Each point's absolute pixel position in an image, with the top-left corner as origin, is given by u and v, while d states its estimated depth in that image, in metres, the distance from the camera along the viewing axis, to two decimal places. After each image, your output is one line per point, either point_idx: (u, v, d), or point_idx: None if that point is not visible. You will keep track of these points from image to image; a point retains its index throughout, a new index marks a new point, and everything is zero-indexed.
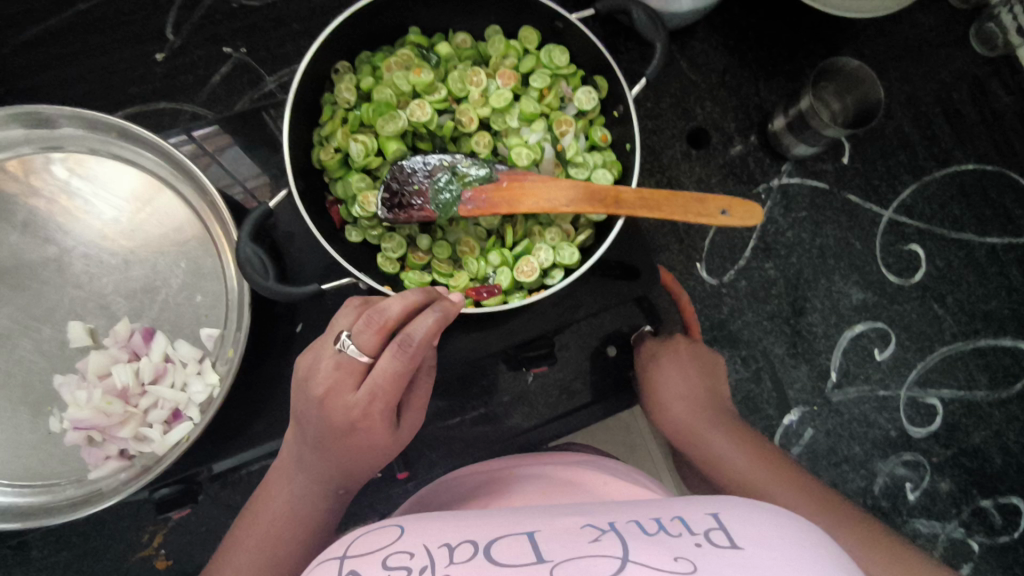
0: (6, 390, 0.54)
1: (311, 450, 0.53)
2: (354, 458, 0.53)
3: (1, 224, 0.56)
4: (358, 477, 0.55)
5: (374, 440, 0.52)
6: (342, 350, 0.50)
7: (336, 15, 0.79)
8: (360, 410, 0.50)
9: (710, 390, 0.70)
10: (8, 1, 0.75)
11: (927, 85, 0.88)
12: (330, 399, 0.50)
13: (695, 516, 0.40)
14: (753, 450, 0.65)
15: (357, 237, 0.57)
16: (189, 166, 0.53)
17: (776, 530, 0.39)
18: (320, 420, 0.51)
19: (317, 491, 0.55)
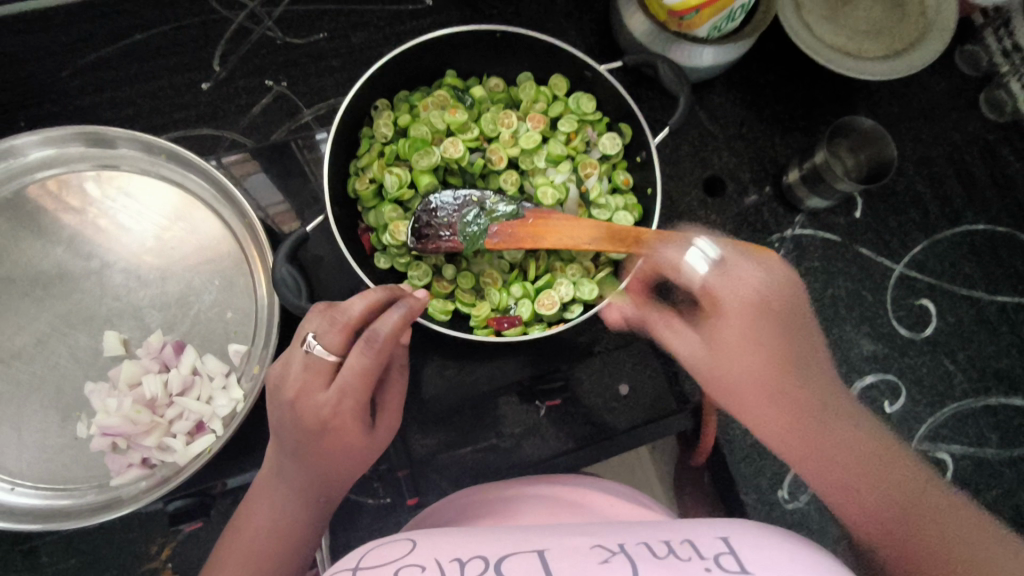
0: (41, 393, 0.56)
1: (290, 456, 0.53)
2: (333, 460, 0.53)
3: (50, 235, 0.59)
4: (339, 482, 0.55)
5: (352, 441, 0.53)
6: (308, 351, 0.52)
7: (373, 55, 0.84)
8: (330, 409, 0.52)
9: (787, 350, 0.54)
10: (68, 27, 0.80)
11: (939, 147, 0.91)
12: (299, 400, 0.52)
13: (705, 539, 0.42)
14: (837, 439, 0.51)
15: (385, 263, 0.59)
16: (231, 190, 0.56)
17: (786, 557, 0.40)
18: (295, 425, 0.52)
19: (298, 501, 0.54)
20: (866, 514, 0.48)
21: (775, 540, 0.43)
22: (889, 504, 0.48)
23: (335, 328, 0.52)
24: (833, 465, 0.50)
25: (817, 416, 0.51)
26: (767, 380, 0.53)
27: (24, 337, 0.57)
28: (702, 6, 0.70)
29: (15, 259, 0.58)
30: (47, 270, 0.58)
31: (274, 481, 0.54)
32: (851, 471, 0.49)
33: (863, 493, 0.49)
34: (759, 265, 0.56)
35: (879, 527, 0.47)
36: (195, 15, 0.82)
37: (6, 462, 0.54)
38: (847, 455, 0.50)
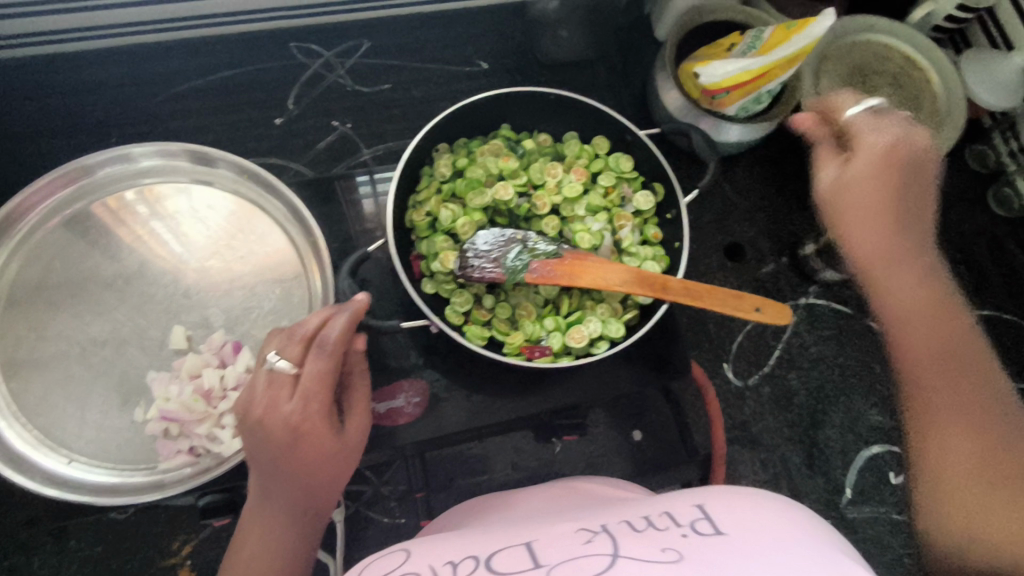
0: (108, 377, 0.61)
1: (267, 477, 0.55)
2: (308, 469, 0.55)
3: (138, 236, 0.65)
4: (321, 491, 0.56)
5: (323, 447, 0.55)
6: (272, 368, 0.56)
7: (432, 109, 0.94)
8: (299, 416, 0.54)
9: (908, 239, 0.61)
10: (163, 58, 0.89)
11: (948, 235, 0.97)
12: (266, 413, 0.54)
13: (682, 509, 0.48)
14: (950, 353, 0.58)
15: (432, 289, 0.65)
16: (304, 210, 0.62)
17: (755, 511, 0.46)
18: (265, 441, 0.54)
19: (286, 517, 0.55)
20: (933, 418, 0.56)
21: (749, 497, 0.49)
22: (944, 392, 0.56)
23: (294, 342, 0.57)
24: (949, 368, 0.57)
25: (933, 334, 0.58)
26: (914, 304, 0.60)
27: (101, 325, 0.62)
28: (734, 88, 0.79)
29: (102, 254, 0.65)
30: (130, 266, 0.65)
31: (258, 503, 0.56)
32: (939, 375, 0.57)
33: (939, 386, 0.57)
34: (903, 118, 0.62)
35: (941, 431, 0.55)
36: (277, 59, 0.92)
37: (67, 436, 0.59)
38: (947, 362, 0.57)
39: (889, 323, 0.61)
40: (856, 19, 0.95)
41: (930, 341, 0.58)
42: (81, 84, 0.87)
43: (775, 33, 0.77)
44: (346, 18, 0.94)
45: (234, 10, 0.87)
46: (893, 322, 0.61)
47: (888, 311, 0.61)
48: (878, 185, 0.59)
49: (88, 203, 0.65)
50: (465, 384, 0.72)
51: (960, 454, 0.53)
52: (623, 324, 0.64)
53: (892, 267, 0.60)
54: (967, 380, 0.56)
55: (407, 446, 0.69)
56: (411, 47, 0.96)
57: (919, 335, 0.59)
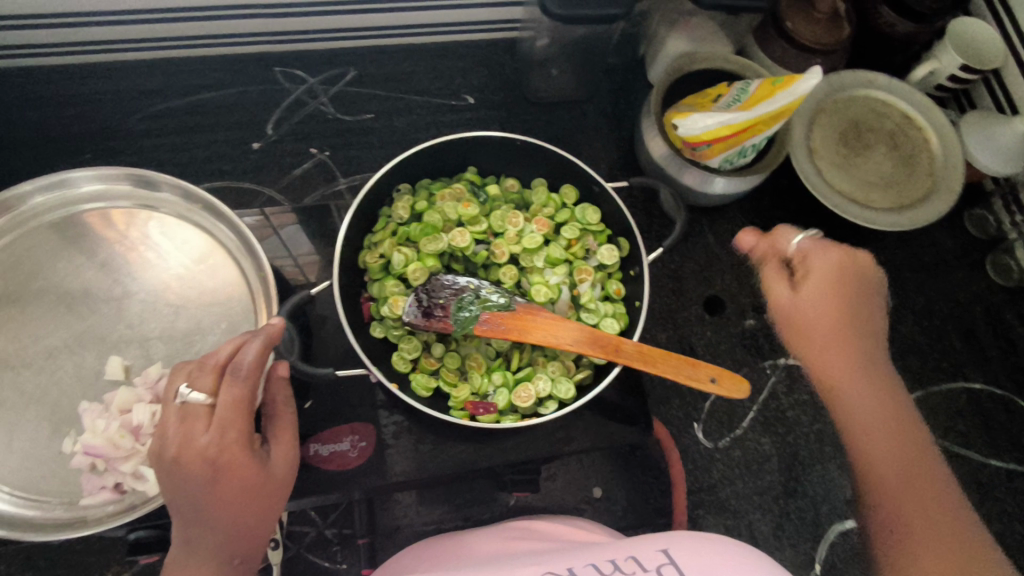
0: (39, 405, 0.59)
1: (188, 525, 0.48)
2: (230, 511, 0.47)
3: (85, 261, 0.65)
4: (249, 535, 0.49)
5: (247, 482, 0.48)
6: (184, 401, 0.48)
7: (412, 142, 0.93)
8: (217, 447, 0.47)
9: (872, 343, 0.65)
10: (146, 76, 0.89)
11: (942, 301, 0.93)
12: (180, 448, 0.47)
13: (648, 553, 0.54)
14: (895, 422, 0.61)
15: (380, 333, 0.63)
16: (253, 244, 0.62)
17: (716, 556, 0.53)
18: (182, 481, 0.47)
19: (214, 568, 0.48)
20: (874, 441, 0.60)
21: (707, 538, 0.55)
22: (897, 451, 0.59)
23: (205, 372, 0.50)
24: (898, 422, 0.61)
25: (892, 400, 0.62)
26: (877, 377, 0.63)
27: (38, 350, 0.61)
28: (715, 141, 0.77)
29: (47, 277, 0.63)
30: (73, 291, 0.63)
31: (181, 553, 0.48)
32: (885, 426, 0.60)
33: (889, 447, 0.59)
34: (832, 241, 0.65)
35: (874, 443, 0.60)
36: (261, 82, 0.91)
37: None
38: (899, 429, 0.60)
39: (849, 387, 0.62)
40: (854, 73, 0.92)
41: (890, 408, 0.62)
42: (62, 98, 0.87)
43: (760, 88, 0.75)
44: (334, 45, 0.94)
45: (220, 33, 0.87)
46: (875, 388, 0.62)
47: (872, 382, 0.63)
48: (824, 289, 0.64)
49: (33, 225, 0.64)
50: (415, 431, 0.70)
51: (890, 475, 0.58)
52: (574, 385, 0.62)
53: (865, 365, 0.63)
54: (884, 414, 0.61)
55: (350, 492, 0.67)
56: (397, 77, 0.95)
57: (864, 388, 0.62)
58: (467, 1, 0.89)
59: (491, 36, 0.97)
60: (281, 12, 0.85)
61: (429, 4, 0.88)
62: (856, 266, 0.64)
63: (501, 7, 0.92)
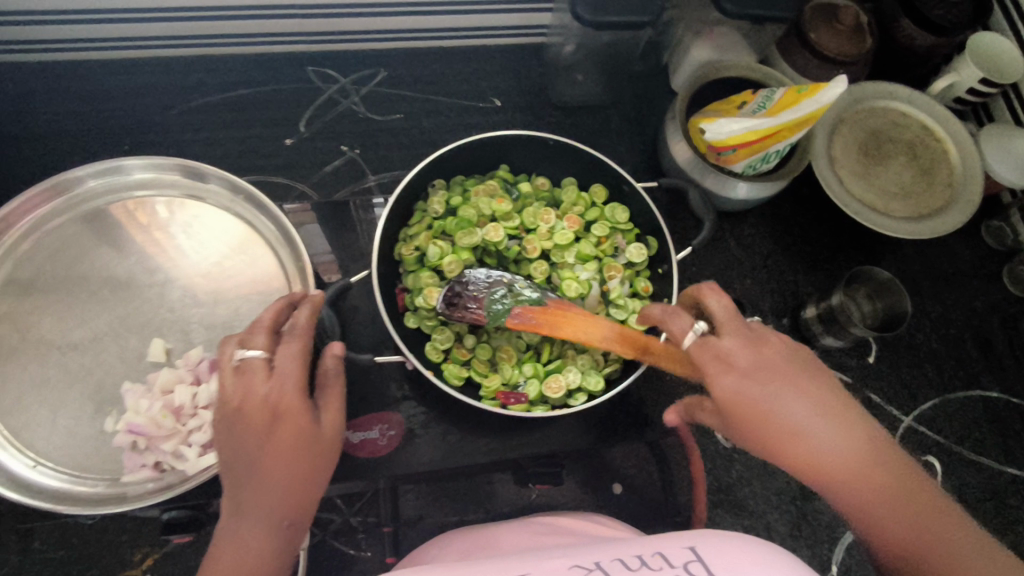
0: (83, 384, 0.61)
1: (240, 483, 0.44)
2: (284, 462, 0.44)
3: (129, 246, 0.66)
4: (302, 493, 0.45)
5: (301, 435, 0.46)
6: (240, 360, 0.48)
7: (439, 142, 0.95)
8: (274, 397, 0.46)
9: (786, 367, 0.51)
10: (184, 73, 0.92)
11: (959, 310, 0.94)
12: (239, 396, 0.46)
13: (676, 550, 0.53)
14: (881, 462, 0.47)
15: (413, 323, 0.64)
16: (294, 236, 0.64)
17: (750, 556, 0.51)
18: (239, 430, 0.45)
19: (264, 529, 0.43)
20: (876, 515, 0.45)
21: (737, 541, 0.53)
22: (914, 511, 0.45)
23: (259, 337, 0.50)
24: (867, 461, 0.47)
25: (847, 440, 0.47)
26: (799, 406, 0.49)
27: (83, 331, 0.63)
28: (740, 146, 0.78)
29: (93, 261, 0.65)
30: (117, 276, 0.65)
31: (231, 516, 0.43)
32: (862, 478, 0.46)
33: (876, 504, 0.46)
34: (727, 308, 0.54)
35: (868, 513, 0.46)
36: (295, 81, 0.94)
37: (36, 439, 0.59)
38: (889, 480, 0.46)
39: (815, 450, 0.47)
40: (875, 84, 0.94)
41: (862, 445, 0.48)
42: (102, 90, 0.89)
43: (786, 95, 0.76)
44: (366, 47, 0.96)
45: (258, 32, 0.89)
46: (819, 429, 0.48)
47: (799, 411, 0.49)
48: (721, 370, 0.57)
49: (81, 210, 0.67)
50: (443, 422, 0.71)
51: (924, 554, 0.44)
52: (603, 378, 0.63)
53: (780, 394, 0.49)
54: (856, 463, 0.47)
55: (380, 479, 0.68)
56: (427, 79, 0.97)
57: (835, 443, 0.47)
58: (498, 6, 0.91)
59: (519, 42, 1.00)
60: (318, 12, 0.87)
61: (461, 8, 0.91)
62: (756, 325, 0.54)
63: (530, 13, 0.94)
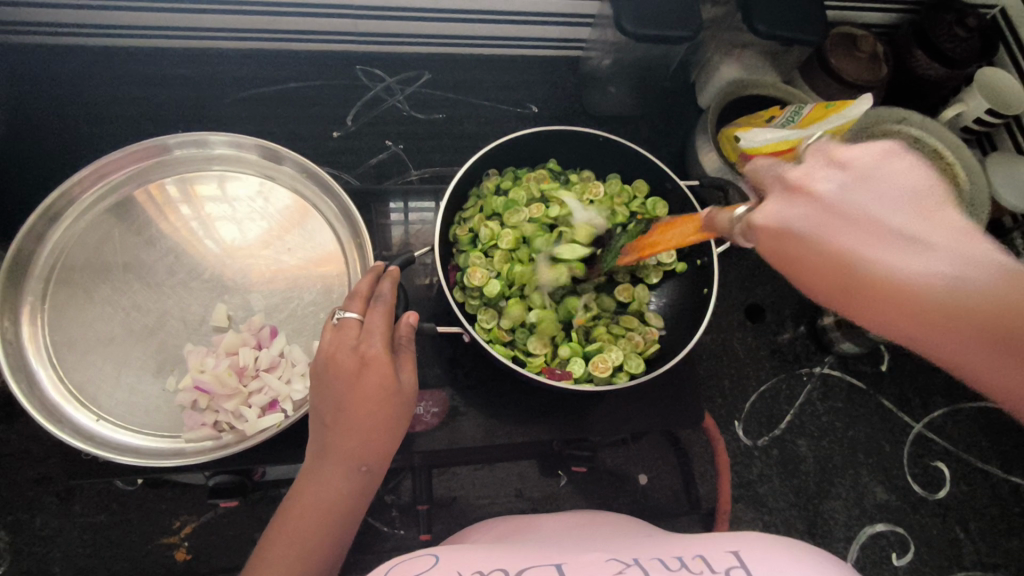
0: (145, 344, 0.63)
1: (328, 428, 0.53)
2: (364, 412, 0.52)
3: (193, 216, 0.69)
4: (376, 441, 0.53)
5: (382, 393, 0.53)
6: (339, 318, 0.56)
7: (479, 143, 0.99)
8: (363, 356, 0.54)
9: None
10: (237, 66, 0.95)
11: None
12: (335, 346, 0.54)
13: (717, 555, 0.51)
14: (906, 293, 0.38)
15: (459, 298, 0.70)
16: (353, 212, 0.66)
17: (794, 563, 0.49)
18: (331, 377, 0.53)
19: (339, 471, 0.52)
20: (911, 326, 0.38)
21: (782, 546, 0.51)
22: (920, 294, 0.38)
23: (352, 300, 0.58)
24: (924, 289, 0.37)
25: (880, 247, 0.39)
26: (818, 222, 0.42)
27: (146, 294, 0.65)
28: None
29: (162, 229, 0.68)
30: (185, 242, 0.68)
31: (318, 455, 0.53)
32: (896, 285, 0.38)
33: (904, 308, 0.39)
34: None
35: (924, 334, 0.37)
36: (343, 79, 0.98)
37: (100, 396, 0.61)
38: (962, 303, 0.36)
39: (889, 272, 0.38)
40: (891, 109, 0.99)
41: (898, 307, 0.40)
42: (157, 76, 0.92)
43: (816, 110, 0.81)
44: (411, 50, 1.01)
45: (312, 30, 0.94)
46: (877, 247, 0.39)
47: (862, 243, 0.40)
48: None
49: (156, 180, 0.70)
50: (482, 402, 0.73)
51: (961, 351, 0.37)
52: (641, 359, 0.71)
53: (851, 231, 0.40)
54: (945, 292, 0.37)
55: (422, 454, 0.70)
56: (468, 84, 1.02)
57: (918, 260, 0.38)
58: (541, 18, 0.96)
59: (556, 54, 1.05)
60: (372, 14, 0.92)
61: (506, 18, 0.95)
62: None
63: (571, 27, 1.00)
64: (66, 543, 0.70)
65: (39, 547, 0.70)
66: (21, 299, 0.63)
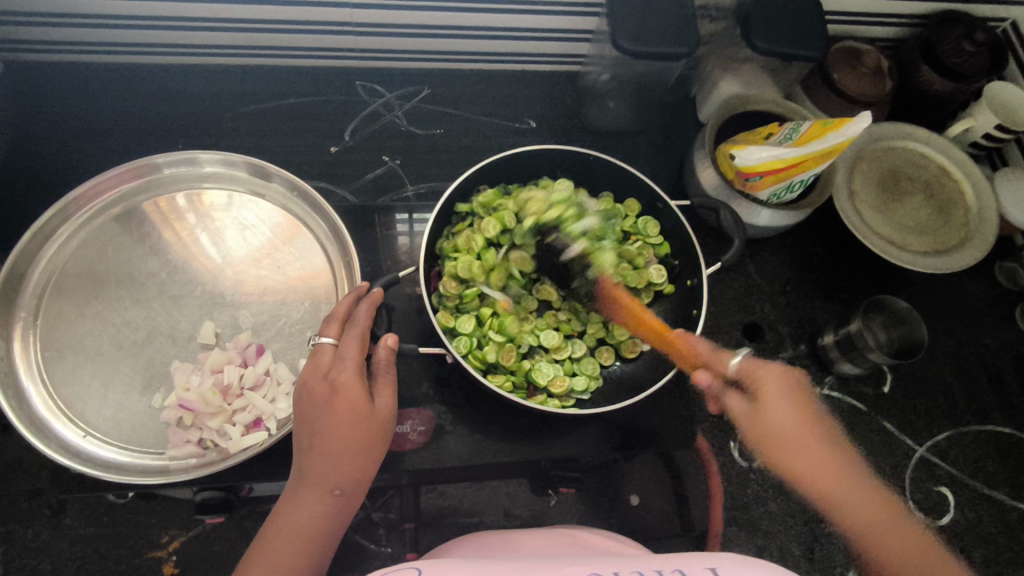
0: (134, 360, 0.64)
1: (305, 452, 0.54)
2: (338, 435, 0.53)
3: (185, 233, 0.70)
4: (350, 464, 0.53)
5: (353, 417, 0.54)
6: (315, 343, 0.58)
7: (476, 158, 0.99)
8: (335, 381, 0.55)
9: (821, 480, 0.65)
10: (239, 82, 0.97)
11: (973, 346, 0.94)
12: (310, 372, 0.56)
13: (696, 570, 0.51)
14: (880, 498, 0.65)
15: (437, 305, 0.71)
16: (343, 231, 0.67)
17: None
18: (306, 402, 0.54)
19: (314, 492, 0.53)
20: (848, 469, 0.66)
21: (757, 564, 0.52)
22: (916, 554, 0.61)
23: (331, 324, 0.59)
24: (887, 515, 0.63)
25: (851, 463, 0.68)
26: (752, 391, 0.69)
27: (137, 310, 0.66)
28: (767, 173, 0.81)
29: (156, 245, 0.69)
30: (177, 258, 0.69)
31: (296, 477, 0.54)
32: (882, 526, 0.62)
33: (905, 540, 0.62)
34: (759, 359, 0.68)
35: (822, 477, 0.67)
36: (343, 94, 0.99)
37: (87, 412, 0.62)
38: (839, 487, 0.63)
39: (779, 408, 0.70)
40: (896, 124, 0.96)
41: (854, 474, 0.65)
42: (161, 92, 0.94)
43: (812, 127, 0.80)
44: (411, 66, 1.01)
45: (311, 46, 0.94)
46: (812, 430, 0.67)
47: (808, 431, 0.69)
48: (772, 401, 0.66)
49: (151, 197, 0.71)
50: (470, 420, 0.73)
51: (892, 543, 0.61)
52: (598, 365, 0.74)
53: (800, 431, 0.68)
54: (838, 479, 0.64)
55: (408, 472, 0.70)
56: (467, 99, 1.02)
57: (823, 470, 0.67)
58: (539, 34, 0.97)
59: (556, 70, 1.05)
60: (371, 32, 0.92)
61: (505, 35, 0.96)
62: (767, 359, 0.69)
63: (569, 42, 1.00)
64: (56, 555, 0.71)
65: (32, 558, 0.70)
66: (15, 314, 0.64)
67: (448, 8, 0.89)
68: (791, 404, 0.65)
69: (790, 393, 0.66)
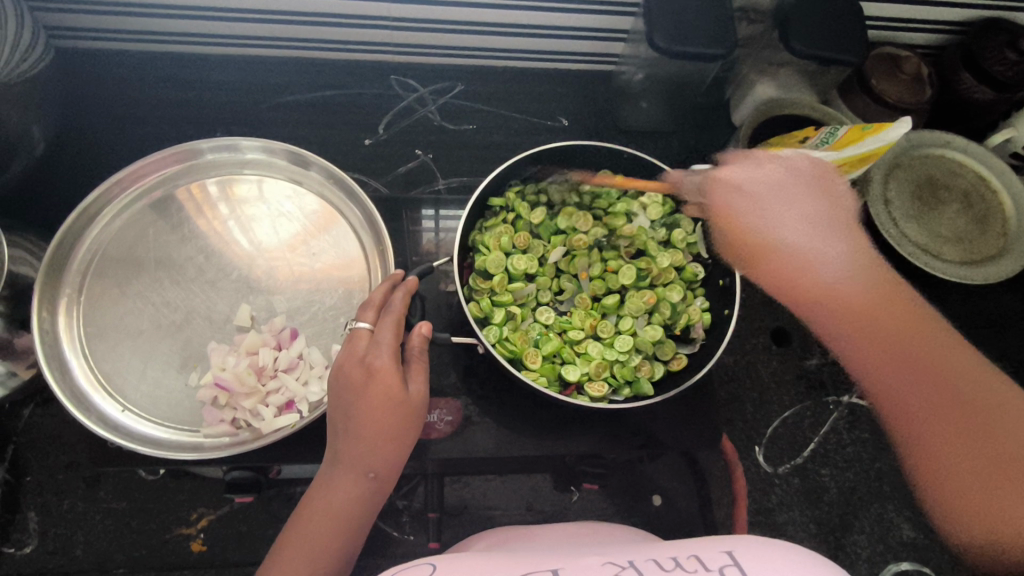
0: (172, 339, 0.66)
1: (340, 436, 0.55)
2: (373, 419, 0.54)
3: (223, 219, 0.71)
4: (384, 449, 0.54)
5: (389, 401, 0.54)
6: (351, 328, 0.59)
7: (507, 154, 1.00)
8: (371, 365, 0.55)
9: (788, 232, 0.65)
10: (277, 74, 0.98)
11: (1006, 360, 0.93)
12: (345, 356, 0.56)
13: (711, 553, 0.50)
14: (873, 288, 0.61)
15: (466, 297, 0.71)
16: (378, 219, 0.68)
17: (781, 560, 0.48)
18: (341, 387, 0.55)
19: (350, 475, 0.54)
20: (854, 270, 0.63)
21: (772, 545, 0.50)
22: (868, 336, 0.58)
23: (367, 311, 0.60)
24: (864, 302, 0.60)
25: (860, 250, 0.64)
26: (776, 187, 0.67)
27: (176, 290, 0.68)
28: None
29: (194, 229, 0.71)
30: (214, 244, 0.70)
31: (331, 461, 0.55)
32: (839, 312, 0.60)
33: (883, 326, 0.58)
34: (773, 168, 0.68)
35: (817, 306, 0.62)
36: (378, 88, 1.00)
37: (127, 387, 0.64)
38: (819, 294, 0.62)
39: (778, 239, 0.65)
40: (933, 132, 0.95)
41: (864, 266, 0.63)
42: (202, 82, 0.96)
43: (850, 131, 0.79)
44: (447, 63, 1.02)
45: (347, 41, 0.96)
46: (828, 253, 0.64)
47: (825, 244, 0.64)
48: (774, 192, 0.67)
49: (189, 183, 0.72)
50: (494, 413, 0.73)
51: (881, 369, 0.57)
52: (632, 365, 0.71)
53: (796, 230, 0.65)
54: (824, 282, 0.62)
55: (432, 461, 0.70)
56: (499, 96, 1.03)
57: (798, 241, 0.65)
58: (575, 33, 0.97)
59: (590, 69, 1.05)
60: (408, 26, 0.94)
61: (538, 33, 0.96)
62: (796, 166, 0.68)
63: (603, 42, 1.00)
64: (89, 527, 0.73)
65: (66, 529, 0.72)
66: (60, 290, 0.66)
67: (483, 5, 0.89)
68: (776, 200, 0.67)
69: (788, 190, 0.67)
